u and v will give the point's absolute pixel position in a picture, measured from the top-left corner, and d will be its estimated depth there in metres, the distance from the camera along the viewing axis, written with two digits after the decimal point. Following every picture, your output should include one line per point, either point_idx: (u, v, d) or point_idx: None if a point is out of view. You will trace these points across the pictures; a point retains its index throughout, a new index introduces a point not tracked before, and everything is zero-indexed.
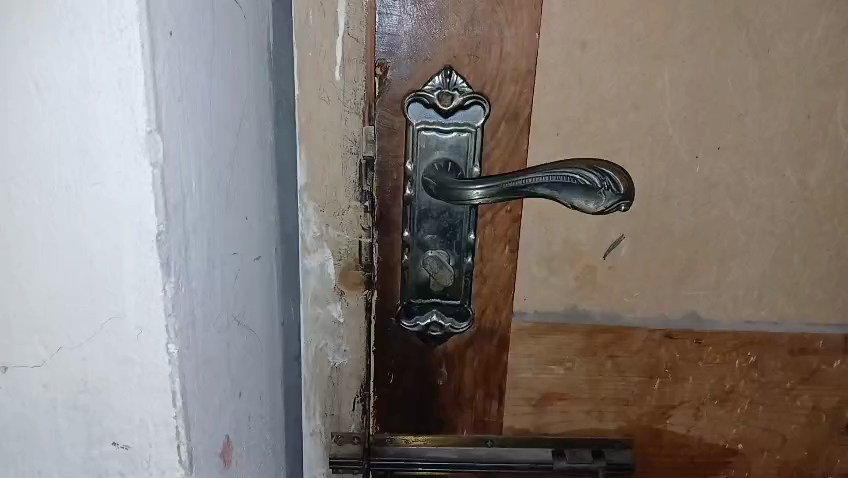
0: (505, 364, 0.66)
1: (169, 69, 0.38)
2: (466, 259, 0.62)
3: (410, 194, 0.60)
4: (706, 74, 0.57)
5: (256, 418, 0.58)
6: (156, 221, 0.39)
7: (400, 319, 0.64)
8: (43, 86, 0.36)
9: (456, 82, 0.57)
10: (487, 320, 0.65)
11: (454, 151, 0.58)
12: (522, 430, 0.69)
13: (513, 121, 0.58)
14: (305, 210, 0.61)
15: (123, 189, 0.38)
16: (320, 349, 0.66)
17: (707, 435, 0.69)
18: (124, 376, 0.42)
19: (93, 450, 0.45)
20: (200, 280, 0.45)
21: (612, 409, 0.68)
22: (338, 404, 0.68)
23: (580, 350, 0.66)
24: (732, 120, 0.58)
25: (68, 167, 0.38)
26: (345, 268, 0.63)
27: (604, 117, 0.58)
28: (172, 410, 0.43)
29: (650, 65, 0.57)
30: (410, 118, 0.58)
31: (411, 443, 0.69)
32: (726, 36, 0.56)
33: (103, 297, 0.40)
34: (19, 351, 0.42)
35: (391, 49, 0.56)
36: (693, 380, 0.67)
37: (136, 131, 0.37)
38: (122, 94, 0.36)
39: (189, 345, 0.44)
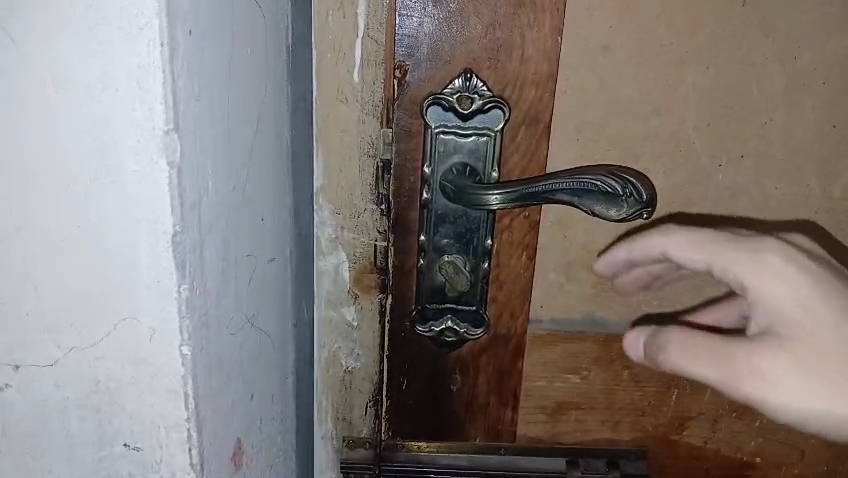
0: (520, 370, 0.66)
1: (189, 68, 0.38)
2: (482, 265, 0.61)
3: (427, 197, 0.59)
4: (730, 80, 0.56)
5: (267, 421, 0.58)
6: (172, 222, 0.38)
7: (414, 324, 0.64)
8: (61, 82, 0.36)
9: (476, 86, 0.56)
10: (503, 326, 0.64)
11: (472, 155, 0.57)
12: (536, 438, 0.68)
13: (532, 125, 0.57)
14: (321, 211, 0.61)
15: (140, 188, 0.37)
16: (334, 351, 0.66)
17: (724, 448, 0.68)
18: (137, 376, 0.42)
19: (103, 451, 0.44)
20: (216, 281, 0.45)
21: (627, 419, 0.68)
22: (350, 408, 0.68)
23: (597, 358, 0.65)
24: (754, 128, 0.57)
25: (86, 164, 0.37)
26: (360, 271, 0.63)
27: (625, 123, 0.58)
28: (184, 412, 0.43)
29: (673, 71, 0.56)
30: (428, 121, 0.57)
31: (423, 449, 0.68)
32: (753, 42, 0.55)
33: (118, 297, 0.40)
34: (31, 349, 0.42)
35: (411, 51, 0.56)
36: (711, 392, 0.66)
37: (154, 129, 0.36)
38: (141, 92, 0.36)
39: (202, 347, 0.43)
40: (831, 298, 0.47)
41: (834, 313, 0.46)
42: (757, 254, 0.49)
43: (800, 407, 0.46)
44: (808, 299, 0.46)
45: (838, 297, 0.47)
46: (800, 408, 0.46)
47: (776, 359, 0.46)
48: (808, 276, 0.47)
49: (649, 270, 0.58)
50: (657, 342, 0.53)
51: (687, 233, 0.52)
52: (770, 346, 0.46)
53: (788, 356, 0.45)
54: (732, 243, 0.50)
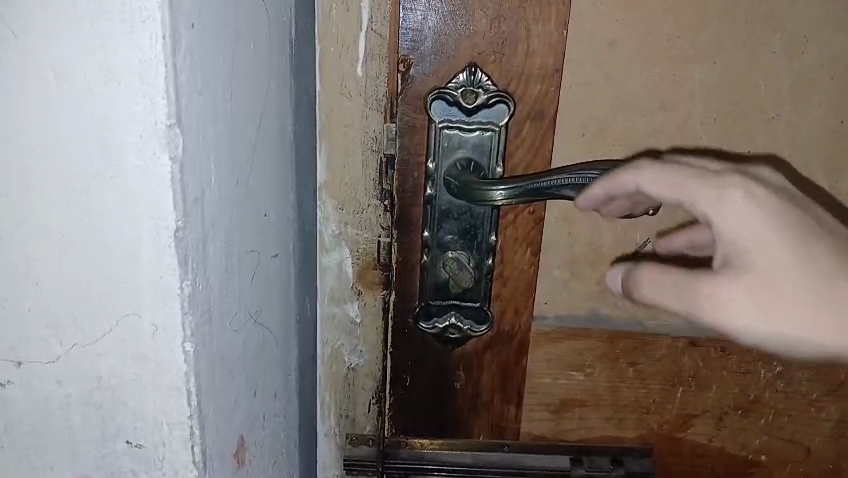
0: (524, 367, 0.65)
1: (192, 61, 0.37)
2: (486, 261, 0.61)
3: (431, 193, 0.59)
4: (737, 75, 0.56)
5: (270, 417, 0.57)
6: (174, 217, 0.38)
7: (418, 320, 0.63)
8: (62, 76, 0.35)
9: (480, 80, 0.56)
10: (507, 323, 0.63)
11: (477, 150, 0.57)
12: (540, 435, 0.68)
13: (537, 120, 0.57)
14: (324, 207, 0.61)
15: (141, 183, 0.37)
16: (337, 348, 0.66)
17: (729, 445, 0.68)
18: (139, 373, 0.42)
19: (105, 448, 0.44)
20: (219, 278, 0.44)
21: (632, 417, 0.67)
22: (353, 405, 0.68)
23: (601, 355, 0.65)
24: (761, 123, 0.57)
25: (87, 159, 0.37)
26: (363, 268, 0.63)
27: (631, 118, 0.57)
28: (186, 409, 0.43)
29: (679, 66, 0.56)
30: (433, 115, 0.56)
31: (427, 446, 0.68)
32: (760, 36, 0.54)
33: (119, 292, 0.40)
34: (33, 345, 0.42)
35: (415, 45, 0.55)
36: (717, 390, 0.66)
37: (156, 123, 0.36)
38: (142, 85, 0.35)
39: (205, 344, 0.43)
40: (791, 230, 0.41)
41: (791, 247, 0.41)
42: (720, 185, 0.43)
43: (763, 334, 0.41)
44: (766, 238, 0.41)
45: (796, 232, 0.41)
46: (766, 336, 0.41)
47: (738, 292, 0.41)
48: (763, 207, 0.41)
49: (634, 200, 0.51)
50: (632, 275, 0.47)
51: (660, 166, 0.46)
52: (733, 280, 0.41)
53: (746, 291, 0.40)
54: (704, 176, 0.44)
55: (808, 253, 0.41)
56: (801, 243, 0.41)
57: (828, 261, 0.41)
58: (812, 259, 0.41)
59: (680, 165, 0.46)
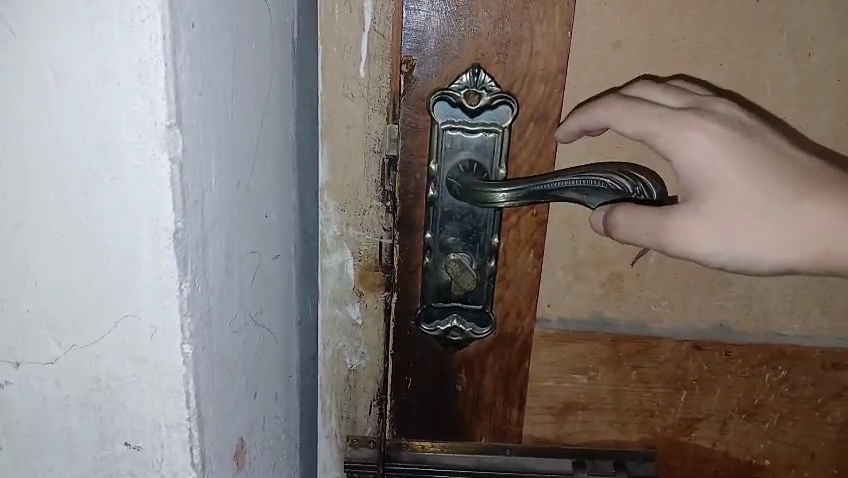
0: (526, 370, 0.65)
1: (193, 62, 0.37)
2: (489, 263, 0.60)
3: (433, 195, 0.58)
4: (743, 76, 0.55)
5: (270, 419, 0.57)
6: (174, 219, 0.38)
7: (419, 323, 0.63)
8: (61, 75, 0.35)
9: (483, 82, 0.55)
10: (510, 325, 0.63)
11: (480, 151, 0.56)
12: (542, 439, 0.67)
13: (541, 122, 0.56)
14: (325, 208, 0.60)
15: (140, 184, 0.37)
16: (338, 350, 0.65)
17: (733, 450, 0.67)
18: (138, 374, 0.42)
19: (104, 450, 0.44)
20: (218, 279, 0.44)
21: (635, 420, 0.67)
22: (354, 407, 0.67)
23: (605, 359, 0.64)
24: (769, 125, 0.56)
25: (86, 160, 0.37)
26: (365, 269, 0.62)
27: None
28: (185, 412, 0.42)
29: (685, 68, 0.55)
30: (435, 117, 0.56)
31: (427, 449, 0.67)
32: (766, 38, 0.54)
33: (118, 294, 0.39)
34: (31, 347, 0.41)
35: (419, 45, 0.55)
36: (720, 393, 0.65)
37: (155, 124, 0.36)
38: (142, 86, 0.35)
39: (204, 346, 0.43)
40: (747, 159, 0.45)
41: (747, 178, 0.45)
42: (681, 122, 0.47)
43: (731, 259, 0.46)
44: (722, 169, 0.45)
45: (752, 160, 0.45)
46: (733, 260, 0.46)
47: (698, 221, 0.46)
48: (719, 141, 0.46)
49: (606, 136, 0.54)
50: (609, 216, 0.50)
51: (629, 104, 0.49)
52: (692, 209, 0.46)
53: (703, 219, 0.46)
54: (665, 113, 0.48)
55: (765, 179, 0.45)
56: (759, 170, 0.45)
57: (789, 185, 0.45)
58: (769, 185, 0.45)
59: (647, 101, 0.49)
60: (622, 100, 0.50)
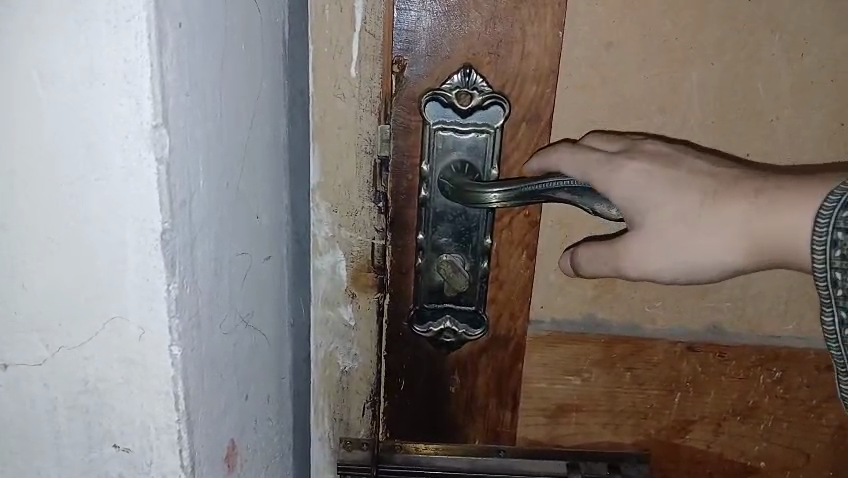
0: (520, 372, 0.65)
1: (180, 61, 0.37)
2: (481, 265, 0.60)
3: (425, 195, 0.58)
4: (735, 77, 0.55)
5: (262, 421, 0.57)
6: (161, 220, 0.37)
7: (412, 324, 0.63)
8: (46, 75, 0.35)
9: (475, 82, 0.55)
10: (503, 327, 0.63)
11: (471, 152, 0.56)
12: (536, 441, 0.67)
13: (533, 123, 0.56)
14: (317, 209, 0.60)
15: (127, 184, 0.37)
16: (331, 352, 0.65)
17: (728, 452, 0.67)
18: (127, 377, 0.41)
19: (93, 452, 0.43)
20: (207, 281, 0.44)
21: (629, 422, 0.66)
22: (347, 409, 0.67)
23: (598, 361, 0.64)
24: (761, 126, 0.56)
25: (73, 160, 0.36)
26: (357, 271, 0.62)
27: (629, 121, 0.56)
28: (174, 414, 0.42)
29: (677, 68, 0.55)
30: (427, 117, 0.56)
31: (421, 451, 0.67)
32: (758, 38, 0.54)
33: (106, 296, 0.39)
34: (19, 348, 0.41)
35: (409, 46, 0.55)
36: (715, 395, 0.65)
37: (142, 124, 0.35)
38: (128, 86, 0.35)
39: (193, 348, 0.42)
40: (672, 177, 0.47)
41: (671, 194, 0.46)
42: (614, 159, 0.49)
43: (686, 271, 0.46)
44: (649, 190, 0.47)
45: (677, 176, 0.47)
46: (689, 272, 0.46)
47: (638, 240, 0.47)
48: (644, 171, 0.48)
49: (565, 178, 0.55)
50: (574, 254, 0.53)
51: (572, 149, 0.52)
52: (635, 231, 0.47)
53: (645, 239, 0.46)
54: (601, 154, 0.50)
55: (689, 189, 0.45)
56: (684, 182, 0.46)
57: (717, 188, 0.45)
58: (696, 192, 0.45)
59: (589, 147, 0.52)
60: (565, 146, 0.53)
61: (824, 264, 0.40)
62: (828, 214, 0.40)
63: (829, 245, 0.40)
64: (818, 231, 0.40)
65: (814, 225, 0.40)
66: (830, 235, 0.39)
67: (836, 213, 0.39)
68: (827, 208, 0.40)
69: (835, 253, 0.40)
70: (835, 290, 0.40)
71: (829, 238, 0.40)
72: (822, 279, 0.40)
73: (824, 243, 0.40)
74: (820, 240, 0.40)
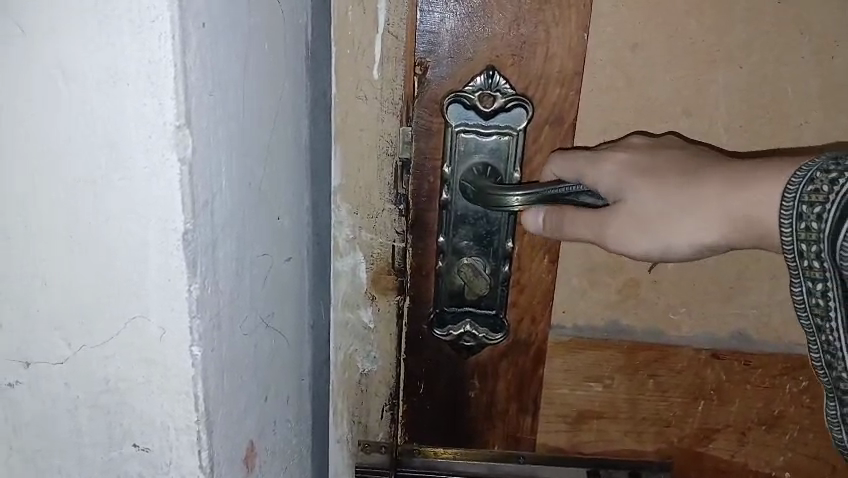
0: (541, 377, 0.64)
1: (202, 62, 0.37)
2: (502, 268, 0.60)
3: (446, 198, 0.58)
4: (763, 79, 0.54)
5: (282, 423, 0.57)
6: (183, 220, 0.37)
7: (432, 327, 0.62)
8: (71, 75, 0.35)
9: (498, 83, 0.55)
10: (524, 332, 0.62)
11: (494, 155, 0.56)
12: (556, 448, 0.67)
13: (556, 125, 0.56)
14: (338, 211, 0.60)
15: (150, 183, 0.37)
16: (350, 353, 0.65)
17: (752, 461, 0.66)
18: (148, 376, 0.41)
19: (113, 452, 0.44)
20: (228, 282, 0.44)
21: (651, 430, 0.66)
22: (366, 412, 0.66)
23: (621, 366, 0.63)
24: (789, 130, 0.55)
25: (96, 159, 0.36)
26: (377, 273, 0.62)
27: (652, 124, 0.56)
28: (193, 415, 0.42)
29: (704, 70, 0.54)
30: (449, 119, 0.55)
31: (440, 455, 0.67)
32: (787, 40, 0.53)
33: (128, 295, 0.39)
34: (42, 347, 0.41)
35: (433, 47, 0.54)
36: (740, 403, 0.64)
37: (165, 125, 0.35)
38: (152, 87, 0.35)
39: (213, 348, 0.42)
40: (649, 164, 0.49)
41: (647, 178, 0.48)
42: (602, 157, 0.51)
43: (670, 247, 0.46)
44: (634, 183, 0.48)
45: (660, 169, 0.48)
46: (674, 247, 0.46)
47: (620, 218, 0.49)
48: (625, 161, 0.50)
49: None
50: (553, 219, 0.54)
51: (564, 153, 0.54)
52: (623, 219, 0.48)
53: (635, 226, 0.48)
54: (589, 152, 0.52)
55: (664, 174, 0.48)
56: (666, 174, 0.47)
57: (697, 176, 0.46)
58: (676, 182, 0.46)
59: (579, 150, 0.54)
60: (558, 151, 0.55)
61: (791, 237, 0.40)
62: (795, 188, 0.40)
63: (795, 217, 0.39)
64: (785, 205, 0.40)
65: (782, 199, 0.40)
66: (796, 208, 0.39)
67: (801, 187, 0.39)
68: (795, 183, 0.40)
69: (800, 224, 0.39)
70: (801, 263, 0.40)
71: (795, 210, 0.39)
72: (790, 250, 0.40)
73: (790, 216, 0.40)
74: (787, 213, 0.40)
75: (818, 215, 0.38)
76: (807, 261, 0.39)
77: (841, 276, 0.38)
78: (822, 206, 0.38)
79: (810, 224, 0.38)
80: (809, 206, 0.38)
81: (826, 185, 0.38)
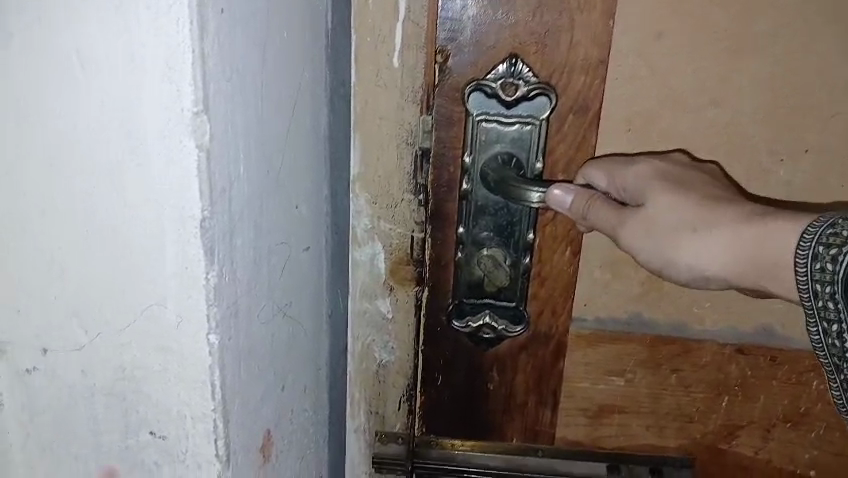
0: (560, 370, 0.63)
1: (220, 47, 0.36)
2: (523, 260, 0.59)
3: (467, 188, 0.57)
4: (796, 69, 0.52)
5: (298, 412, 0.56)
6: (200, 207, 0.37)
7: (451, 319, 0.62)
8: (88, 61, 0.35)
9: (521, 71, 0.54)
10: (543, 324, 0.61)
11: (517, 144, 0.55)
12: (575, 442, 0.66)
13: (580, 114, 0.55)
14: (356, 200, 0.59)
15: (167, 171, 0.36)
16: (367, 344, 0.64)
17: (777, 458, 0.65)
18: (165, 365, 0.41)
19: (130, 440, 0.44)
20: (245, 271, 0.43)
21: (672, 425, 0.65)
22: (383, 402, 0.66)
23: (643, 361, 0.62)
24: (820, 121, 0.54)
25: (112, 146, 0.36)
26: (396, 263, 0.61)
27: (678, 114, 0.54)
28: (210, 403, 0.42)
29: (733, 59, 0.52)
30: (470, 107, 0.54)
31: (458, 447, 0.67)
32: (821, 28, 0.51)
33: (145, 283, 0.39)
34: (60, 334, 0.41)
35: (454, 35, 0.53)
36: (765, 400, 0.63)
37: (182, 111, 0.35)
38: (169, 74, 0.34)
39: (231, 337, 0.42)
40: (678, 179, 0.49)
41: (671, 189, 0.48)
42: (634, 165, 0.51)
43: (680, 261, 0.46)
44: (656, 194, 0.48)
45: (683, 186, 0.48)
46: (683, 262, 0.46)
47: (634, 226, 0.48)
48: (655, 172, 0.49)
49: None
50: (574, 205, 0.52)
51: (597, 160, 0.54)
52: (636, 225, 0.48)
53: (649, 234, 0.47)
54: (623, 160, 0.52)
55: (690, 191, 0.47)
56: (687, 192, 0.47)
57: (718, 203, 0.46)
58: (695, 203, 0.46)
59: (614, 157, 0.53)
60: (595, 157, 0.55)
61: (806, 278, 0.40)
62: (812, 232, 0.40)
63: (811, 258, 0.40)
64: (801, 248, 0.40)
65: (797, 242, 0.41)
66: (813, 249, 0.40)
67: (821, 230, 0.39)
68: (812, 228, 0.40)
69: (816, 266, 0.39)
70: (817, 303, 0.40)
71: (811, 252, 0.40)
72: (805, 290, 0.40)
73: (806, 257, 0.40)
74: (803, 254, 0.40)
75: (834, 256, 0.38)
76: (823, 302, 0.39)
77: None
78: (839, 248, 0.38)
79: (824, 265, 0.39)
80: (826, 248, 0.39)
81: (847, 231, 0.39)
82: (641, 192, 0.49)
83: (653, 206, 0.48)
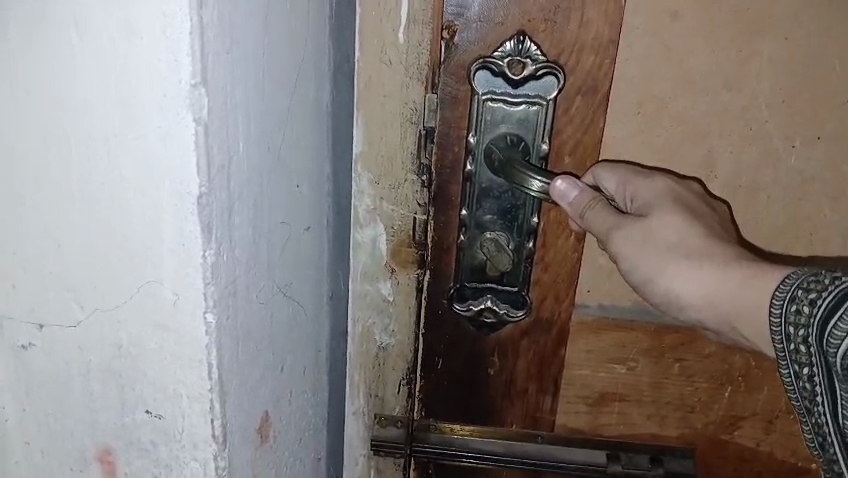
0: (562, 358, 0.62)
1: (220, 17, 0.35)
2: (526, 245, 0.58)
3: (471, 170, 0.56)
4: (810, 54, 0.51)
5: (296, 393, 0.56)
6: (198, 182, 0.36)
7: (452, 302, 0.61)
8: (84, 29, 0.34)
9: (529, 49, 0.53)
10: (546, 310, 0.61)
11: (522, 126, 0.54)
12: (576, 429, 0.65)
13: (588, 96, 0.54)
14: (358, 180, 0.58)
15: (164, 145, 0.35)
16: (367, 326, 0.63)
17: (779, 450, 0.64)
18: (161, 343, 0.40)
19: (126, 418, 0.43)
20: (244, 247, 0.43)
21: (675, 415, 0.64)
22: (383, 385, 0.65)
23: (646, 349, 0.62)
24: (834, 108, 0.52)
25: (110, 118, 0.35)
26: (398, 245, 0.60)
27: (689, 98, 0.53)
28: (207, 383, 0.41)
29: (747, 41, 0.51)
30: (476, 86, 0.54)
31: (457, 432, 0.66)
32: (837, 11, 0.50)
33: (142, 259, 0.38)
34: (55, 309, 0.41)
35: (461, 10, 0.52)
36: (769, 391, 0.62)
37: (180, 83, 0.34)
38: (167, 44, 0.33)
39: (228, 315, 0.41)
40: (685, 205, 0.48)
41: (676, 212, 0.47)
42: (650, 177, 0.51)
43: (665, 281, 0.46)
44: (662, 212, 0.48)
45: (692, 214, 0.48)
46: (667, 282, 0.46)
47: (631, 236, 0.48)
48: (665, 192, 0.49)
49: None
50: (577, 205, 0.51)
51: (608, 163, 0.54)
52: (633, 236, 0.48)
53: (642, 246, 0.47)
54: (636, 170, 0.52)
55: (695, 220, 0.47)
56: (695, 220, 0.47)
57: (722, 243, 0.46)
58: (700, 233, 0.46)
59: (625, 165, 0.54)
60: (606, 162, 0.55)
61: (781, 319, 0.39)
62: (795, 278, 0.39)
63: (788, 300, 0.39)
64: (780, 291, 0.39)
65: (778, 287, 0.40)
66: (792, 291, 0.38)
67: (803, 277, 0.38)
68: (796, 275, 0.39)
69: (792, 307, 0.38)
70: (789, 345, 0.38)
71: (790, 293, 0.39)
72: (779, 333, 0.39)
73: (784, 298, 0.39)
74: (781, 296, 0.39)
75: (812, 299, 0.37)
76: (795, 345, 0.38)
77: (824, 361, 0.36)
78: (817, 292, 0.37)
79: (801, 308, 0.37)
80: (805, 291, 0.38)
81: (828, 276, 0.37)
82: (650, 204, 0.49)
83: (654, 222, 0.47)
